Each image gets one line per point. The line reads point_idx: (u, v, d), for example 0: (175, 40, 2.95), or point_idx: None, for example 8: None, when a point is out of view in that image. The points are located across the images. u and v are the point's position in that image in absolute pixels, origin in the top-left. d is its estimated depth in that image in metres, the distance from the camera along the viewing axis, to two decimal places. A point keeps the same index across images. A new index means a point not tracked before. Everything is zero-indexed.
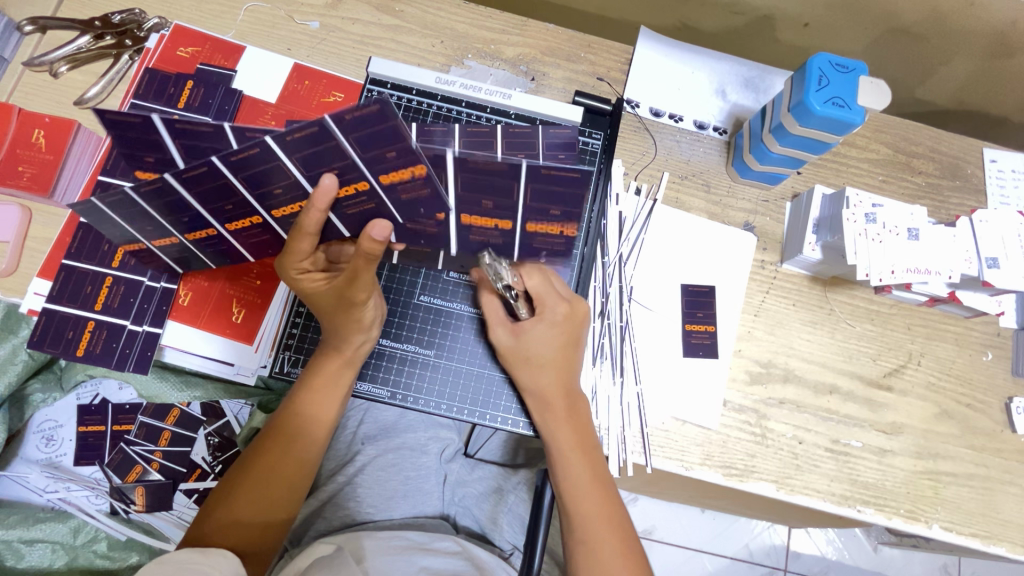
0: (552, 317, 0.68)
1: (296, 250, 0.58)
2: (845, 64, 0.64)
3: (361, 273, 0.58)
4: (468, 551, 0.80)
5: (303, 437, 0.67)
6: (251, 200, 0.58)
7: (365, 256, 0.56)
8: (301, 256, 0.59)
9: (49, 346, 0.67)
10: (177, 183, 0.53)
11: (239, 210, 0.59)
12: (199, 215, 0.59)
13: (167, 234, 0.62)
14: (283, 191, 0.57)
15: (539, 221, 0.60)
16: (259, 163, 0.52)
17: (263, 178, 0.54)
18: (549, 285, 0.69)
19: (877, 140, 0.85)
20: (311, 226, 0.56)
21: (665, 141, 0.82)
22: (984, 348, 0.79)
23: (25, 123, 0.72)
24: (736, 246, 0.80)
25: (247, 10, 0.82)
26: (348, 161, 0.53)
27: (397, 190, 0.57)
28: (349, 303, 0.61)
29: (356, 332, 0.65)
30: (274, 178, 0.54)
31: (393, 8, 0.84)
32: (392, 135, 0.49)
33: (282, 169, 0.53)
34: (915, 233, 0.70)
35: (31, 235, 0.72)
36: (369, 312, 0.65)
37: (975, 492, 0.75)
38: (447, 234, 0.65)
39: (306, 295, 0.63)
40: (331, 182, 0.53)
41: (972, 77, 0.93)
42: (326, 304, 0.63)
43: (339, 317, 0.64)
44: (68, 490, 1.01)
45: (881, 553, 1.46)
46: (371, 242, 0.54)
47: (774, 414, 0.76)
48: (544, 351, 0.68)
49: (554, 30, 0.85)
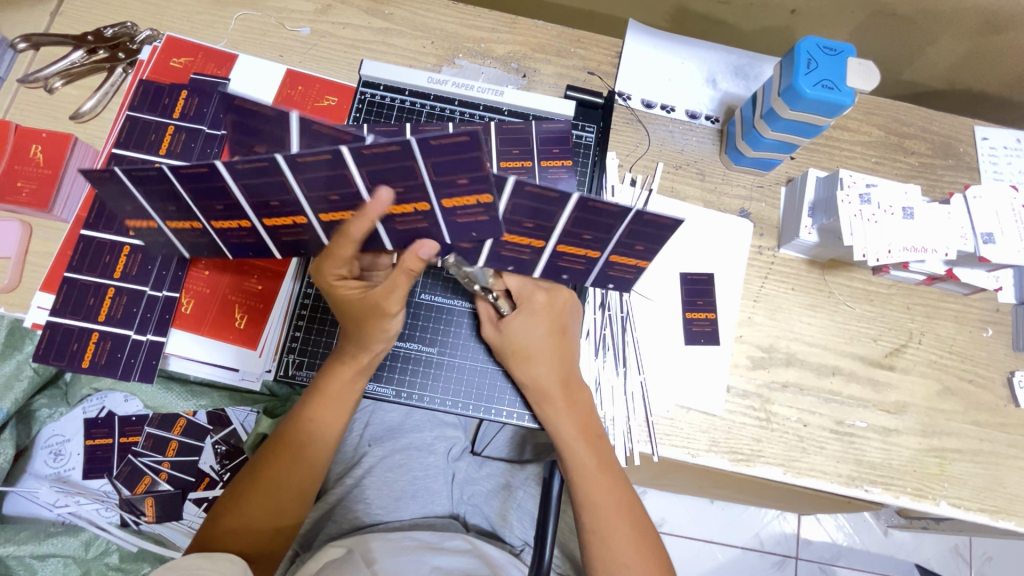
0: (534, 307, 0.69)
1: (336, 255, 0.59)
2: (833, 46, 0.64)
3: (398, 287, 0.60)
4: (479, 548, 0.80)
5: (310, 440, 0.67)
6: (301, 200, 0.58)
7: (408, 272, 0.59)
8: (340, 260, 0.60)
9: (54, 359, 0.68)
10: (228, 172, 0.54)
11: (284, 209, 0.59)
12: (236, 208, 0.60)
13: (191, 218, 0.63)
14: (337, 199, 0.57)
15: (520, 231, 0.61)
16: (323, 169, 0.53)
17: (322, 184, 0.55)
18: (527, 279, 0.70)
19: (869, 122, 0.86)
20: (357, 233, 0.57)
21: (658, 132, 0.83)
22: (983, 324, 0.80)
23: (22, 139, 0.73)
24: (733, 233, 0.80)
25: (238, 19, 0.83)
26: (417, 181, 0.54)
27: (455, 212, 0.58)
28: (378, 311, 0.61)
29: (377, 339, 0.65)
30: (335, 185, 0.55)
31: (383, 12, 0.84)
32: (470, 162, 0.51)
33: (348, 178, 0.54)
34: (910, 212, 0.71)
35: (33, 250, 0.72)
36: (395, 322, 0.64)
37: (981, 468, 0.75)
38: (484, 252, 0.65)
39: (338, 303, 0.62)
40: (388, 196, 0.55)
41: (959, 57, 0.93)
42: (354, 312, 0.62)
43: (365, 325, 0.63)
44: (78, 504, 1.01)
45: (891, 537, 1.46)
46: (415, 260, 0.59)
47: (777, 398, 0.76)
48: (535, 343, 0.69)
49: (544, 27, 0.86)
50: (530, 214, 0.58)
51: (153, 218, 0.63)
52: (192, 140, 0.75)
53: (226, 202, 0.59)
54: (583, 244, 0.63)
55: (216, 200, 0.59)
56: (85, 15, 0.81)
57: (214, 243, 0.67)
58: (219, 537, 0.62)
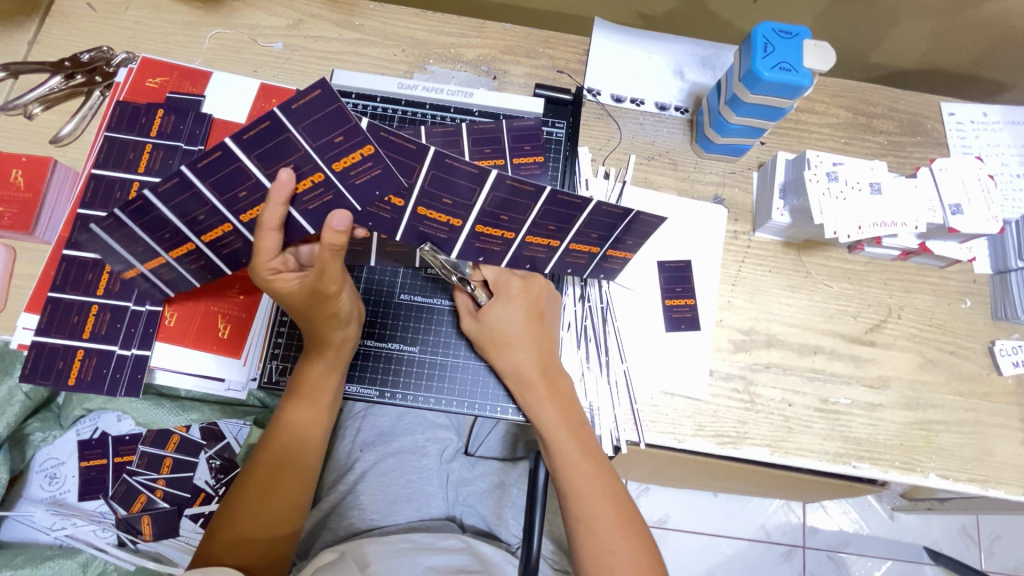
0: (511, 295, 0.70)
1: (261, 247, 0.59)
2: (788, 29, 0.66)
3: (330, 265, 0.59)
4: (473, 546, 0.81)
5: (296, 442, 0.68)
6: (221, 207, 0.60)
7: (330, 248, 0.57)
8: (266, 251, 0.60)
9: (40, 379, 0.68)
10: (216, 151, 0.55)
11: (212, 219, 0.61)
12: (181, 233, 0.62)
13: (153, 256, 0.65)
14: (247, 194, 0.60)
15: (544, 233, 0.67)
16: (225, 165, 0.56)
17: (227, 182, 0.57)
18: (505, 270, 0.72)
19: (836, 104, 0.87)
20: (270, 220, 0.58)
21: (629, 125, 0.84)
22: (961, 295, 0.81)
23: (3, 163, 0.74)
24: (708, 219, 0.81)
25: (211, 38, 0.84)
26: (301, 151, 0.56)
27: (350, 175, 0.59)
28: (321, 296, 0.62)
29: (334, 325, 0.66)
30: (238, 180, 0.58)
31: (354, 23, 0.86)
32: (338, 117, 0.54)
33: (242, 171, 0.57)
34: (877, 187, 0.72)
35: (17, 272, 0.73)
36: (342, 301, 0.64)
37: (969, 438, 0.76)
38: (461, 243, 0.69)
39: (279, 296, 0.63)
40: (287, 176, 0.56)
41: (922, 37, 0.95)
42: (297, 301, 0.63)
43: (315, 314, 0.64)
44: (74, 526, 1.01)
45: (898, 520, 1.45)
46: (332, 232, 0.56)
47: (761, 379, 0.76)
48: (512, 331, 0.69)
49: (512, 29, 0.87)
50: (553, 218, 0.64)
51: (132, 264, 0.66)
52: (170, 157, 0.77)
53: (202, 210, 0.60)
54: (591, 242, 0.68)
55: (161, 226, 0.61)
56: (63, 42, 0.83)
57: (183, 276, 0.69)
58: (214, 548, 0.62)
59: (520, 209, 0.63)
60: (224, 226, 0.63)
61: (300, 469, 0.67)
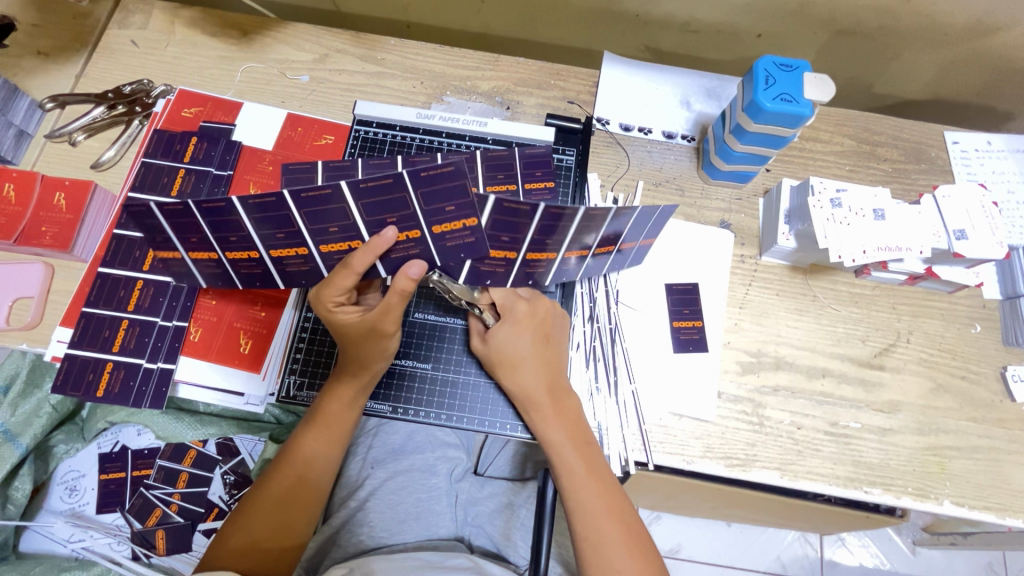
0: (517, 318, 0.72)
1: (337, 283, 0.63)
2: (789, 63, 0.69)
3: (394, 309, 0.64)
4: (480, 566, 0.81)
5: (310, 458, 0.69)
6: (305, 233, 0.64)
7: (401, 293, 0.62)
8: (339, 288, 0.63)
9: (71, 390, 0.72)
10: (293, 201, 0.60)
11: (289, 240, 0.65)
12: (248, 239, 0.65)
13: (207, 248, 0.67)
14: (336, 230, 0.64)
15: (607, 244, 0.71)
16: (325, 202, 0.60)
17: (322, 217, 0.62)
18: (512, 293, 0.74)
19: (840, 133, 0.89)
20: (358, 265, 0.62)
21: (637, 152, 0.87)
22: (971, 321, 0.81)
23: (47, 188, 0.78)
24: (715, 244, 0.83)
25: (243, 72, 0.90)
26: (408, 211, 0.61)
27: (445, 238, 0.65)
28: (378, 333, 0.65)
29: (375, 357, 0.68)
30: (333, 217, 0.62)
31: (376, 57, 0.91)
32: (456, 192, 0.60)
33: (343, 211, 0.61)
34: (881, 213, 0.73)
35: (53, 288, 0.78)
36: (391, 342, 0.68)
37: (982, 465, 0.75)
38: (514, 273, 0.74)
39: (336, 327, 0.66)
40: (392, 234, 0.62)
41: (925, 66, 0.98)
42: (352, 335, 0.65)
43: (364, 348, 0.66)
44: (92, 539, 1.02)
45: (920, 556, 1.40)
46: (406, 280, 0.62)
47: (769, 402, 0.77)
48: (521, 352, 0.71)
49: (525, 63, 0.92)
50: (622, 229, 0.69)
51: (175, 249, 0.67)
52: (200, 181, 0.81)
53: (240, 229, 0.64)
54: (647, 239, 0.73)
55: (227, 230, 0.64)
56: (107, 75, 0.89)
57: (225, 273, 0.72)
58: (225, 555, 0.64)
59: (554, 232, 0.67)
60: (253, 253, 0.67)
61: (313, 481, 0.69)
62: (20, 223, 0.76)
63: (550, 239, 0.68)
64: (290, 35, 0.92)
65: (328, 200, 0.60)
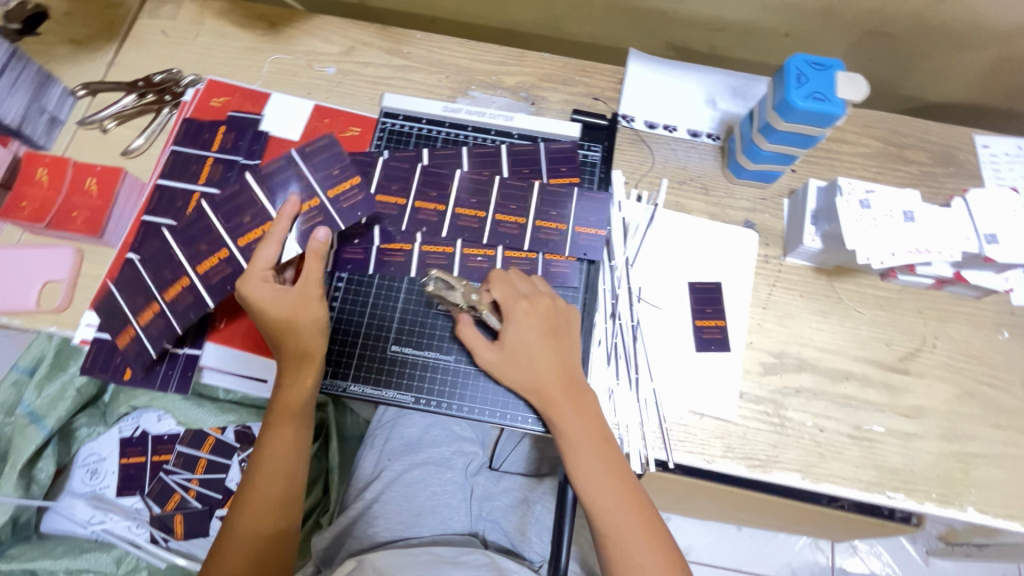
0: (521, 313, 0.72)
1: (262, 257, 0.68)
2: (821, 62, 0.68)
3: (314, 271, 0.69)
4: (496, 561, 0.81)
5: (278, 452, 0.69)
6: (314, 184, 0.73)
7: (316, 255, 0.69)
8: (265, 262, 0.68)
9: (99, 372, 0.73)
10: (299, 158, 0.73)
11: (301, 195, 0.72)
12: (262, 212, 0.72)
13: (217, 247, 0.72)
14: (338, 171, 0.73)
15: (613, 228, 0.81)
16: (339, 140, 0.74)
17: (324, 164, 0.73)
18: (512, 287, 0.74)
19: (867, 135, 0.89)
20: (269, 236, 0.69)
21: (662, 150, 0.87)
22: (999, 327, 0.80)
23: (79, 173, 0.80)
24: (739, 243, 0.83)
25: (271, 63, 0.91)
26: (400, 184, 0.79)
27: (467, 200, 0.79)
28: (304, 302, 0.68)
29: (310, 335, 0.69)
30: (331, 159, 0.73)
31: (402, 51, 0.92)
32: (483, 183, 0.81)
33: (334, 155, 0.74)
34: (910, 215, 0.72)
35: (83, 273, 0.79)
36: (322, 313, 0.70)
37: (1008, 473, 0.74)
38: (528, 238, 0.79)
39: (257, 309, 0.67)
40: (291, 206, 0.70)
41: (955, 69, 0.97)
42: (278, 311, 0.67)
43: (297, 323, 0.68)
44: (111, 521, 1.04)
45: (933, 566, 1.39)
46: (316, 242, 0.69)
47: (791, 403, 0.76)
48: (531, 345, 0.72)
49: (550, 59, 0.92)
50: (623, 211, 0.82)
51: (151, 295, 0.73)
52: (228, 171, 0.82)
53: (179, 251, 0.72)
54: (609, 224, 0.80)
55: (241, 211, 0.72)
56: (138, 64, 0.90)
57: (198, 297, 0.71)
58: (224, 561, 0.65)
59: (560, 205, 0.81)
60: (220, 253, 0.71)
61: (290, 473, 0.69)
62: (52, 207, 0.78)
63: (556, 211, 0.81)
64: (317, 27, 0.93)
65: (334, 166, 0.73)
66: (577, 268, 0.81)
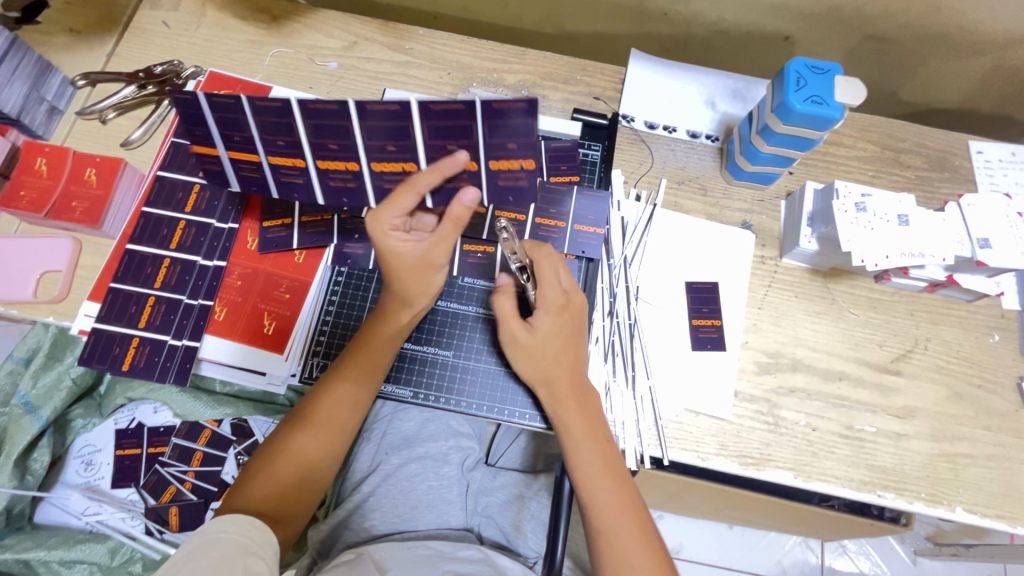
0: (551, 308, 0.71)
1: (398, 202, 0.62)
2: (820, 66, 0.69)
3: (446, 238, 0.63)
4: (491, 558, 0.81)
5: (314, 436, 0.66)
6: (305, 145, 0.67)
7: (455, 222, 0.62)
8: (400, 208, 0.63)
9: (97, 362, 0.73)
10: (299, 110, 0.63)
11: (288, 149, 0.68)
12: (250, 140, 0.68)
13: (210, 145, 0.69)
14: (514, 148, 0.64)
15: (595, 223, 0.81)
16: (394, 118, 0.62)
17: (326, 130, 0.65)
18: (556, 275, 0.73)
19: (864, 138, 0.90)
20: (423, 184, 0.62)
21: (661, 150, 0.88)
22: (989, 330, 0.81)
23: (78, 164, 0.79)
24: (736, 244, 0.83)
25: (272, 56, 0.91)
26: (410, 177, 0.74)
27: (499, 176, 0.68)
28: (428, 266, 0.65)
29: (418, 297, 0.68)
30: (517, 133, 0.62)
31: (404, 47, 0.92)
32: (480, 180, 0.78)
33: (346, 130, 0.65)
34: (905, 219, 0.73)
35: (81, 263, 0.79)
36: (436, 280, 0.67)
37: (995, 474, 0.75)
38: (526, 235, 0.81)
39: (383, 253, 0.65)
40: (463, 155, 0.62)
41: (951, 75, 0.98)
42: (399, 265, 0.65)
43: (410, 279, 0.66)
44: (105, 512, 1.05)
45: (920, 565, 1.41)
46: (462, 209, 0.61)
47: (785, 402, 0.77)
48: (554, 342, 0.71)
49: (552, 57, 0.92)
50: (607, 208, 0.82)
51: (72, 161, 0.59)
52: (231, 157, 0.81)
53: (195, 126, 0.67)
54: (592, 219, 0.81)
55: (231, 128, 0.67)
56: (138, 55, 0.90)
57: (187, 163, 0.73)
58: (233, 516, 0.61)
59: (556, 202, 0.81)
60: (213, 150, 0.70)
61: (316, 452, 0.66)
62: (51, 196, 0.77)
63: (554, 210, 0.81)
64: (320, 22, 0.93)
65: (334, 117, 0.63)
66: (576, 265, 0.82)
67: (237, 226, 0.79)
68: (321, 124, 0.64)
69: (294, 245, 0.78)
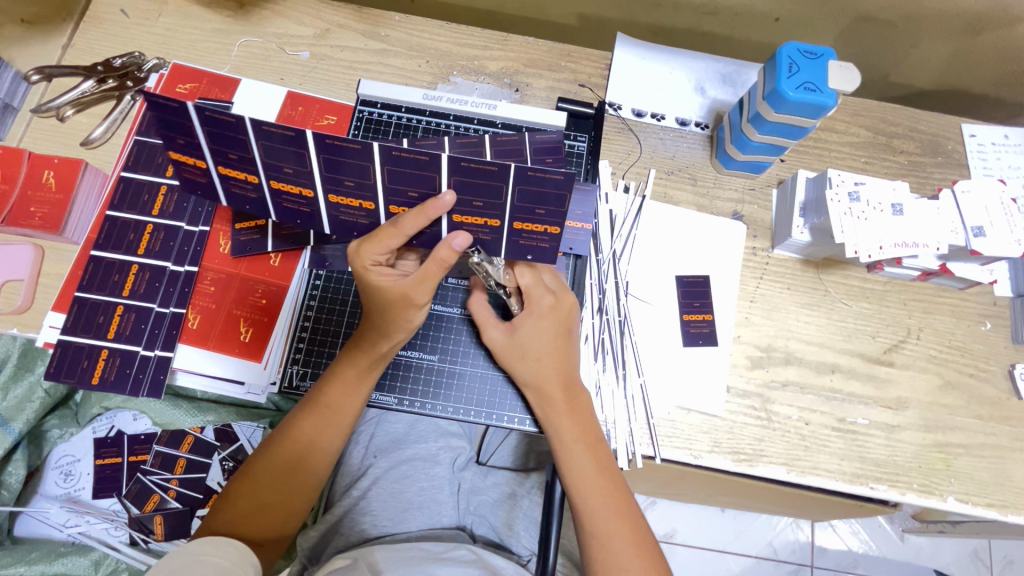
0: (543, 311, 0.69)
1: (382, 241, 0.60)
2: (813, 50, 0.66)
3: (431, 278, 0.61)
4: (482, 558, 0.78)
5: (298, 446, 0.66)
6: (316, 177, 0.61)
7: (441, 263, 0.61)
8: (383, 247, 0.61)
9: (65, 376, 0.70)
10: (315, 144, 0.56)
11: (296, 178, 0.61)
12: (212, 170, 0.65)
13: (197, 155, 0.62)
14: (543, 214, 0.61)
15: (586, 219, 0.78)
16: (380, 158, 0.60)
17: (341, 168, 0.59)
18: (540, 282, 0.70)
19: (856, 123, 0.87)
20: (409, 228, 0.60)
21: (650, 140, 0.85)
22: (982, 318, 0.80)
23: (35, 167, 0.75)
24: (726, 236, 0.81)
25: (240, 46, 0.86)
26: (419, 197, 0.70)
27: (520, 235, 0.64)
28: (407, 303, 0.62)
29: (399, 329, 0.65)
30: (549, 202, 0.59)
31: (379, 34, 0.87)
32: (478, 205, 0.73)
33: (366, 169, 0.58)
34: (899, 208, 0.71)
35: (44, 271, 0.75)
36: (415, 315, 0.64)
37: (986, 462, 0.75)
38: None
39: (366, 287, 0.63)
40: (450, 200, 0.59)
41: (943, 55, 0.96)
42: (379, 298, 0.62)
43: (388, 310, 0.63)
44: (88, 524, 1.03)
45: (908, 542, 1.43)
46: (449, 251, 0.61)
47: (778, 397, 0.76)
48: (541, 345, 0.69)
49: (535, 43, 0.88)
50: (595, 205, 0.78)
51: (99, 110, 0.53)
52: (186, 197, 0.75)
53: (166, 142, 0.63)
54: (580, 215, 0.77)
55: (228, 146, 0.59)
56: (95, 46, 0.85)
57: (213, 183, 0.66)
58: (219, 527, 0.62)
59: None
60: (201, 162, 0.63)
61: (302, 459, 0.66)
62: (8, 202, 0.73)
63: None
64: (289, 7, 0.87)
65: (355, 155, 0.57)
66: (563, 262, 0.79)
67: (209, 229, 0.76)
68: (335, 159, 0.58)
69: (268, 247, 0.75)
